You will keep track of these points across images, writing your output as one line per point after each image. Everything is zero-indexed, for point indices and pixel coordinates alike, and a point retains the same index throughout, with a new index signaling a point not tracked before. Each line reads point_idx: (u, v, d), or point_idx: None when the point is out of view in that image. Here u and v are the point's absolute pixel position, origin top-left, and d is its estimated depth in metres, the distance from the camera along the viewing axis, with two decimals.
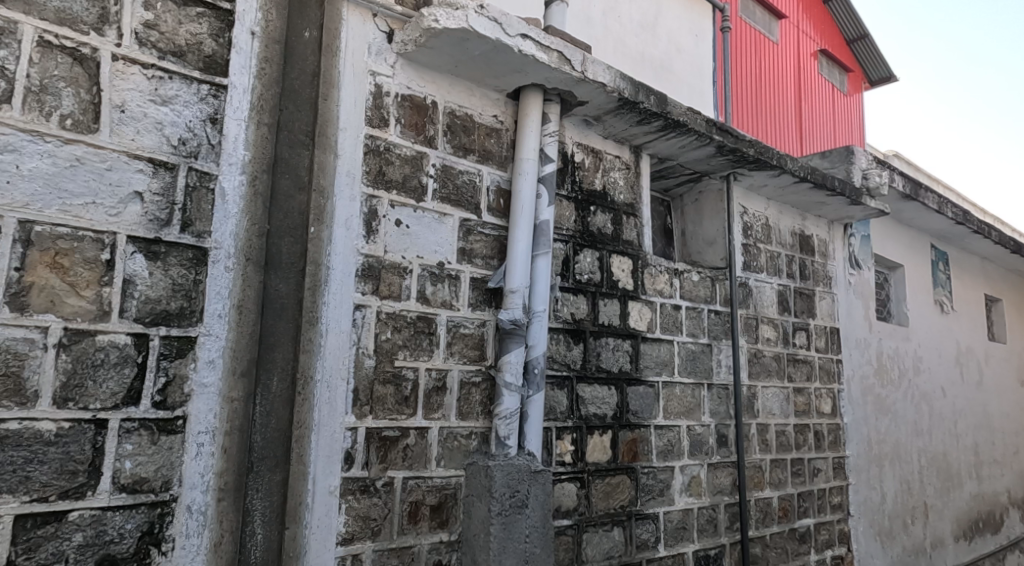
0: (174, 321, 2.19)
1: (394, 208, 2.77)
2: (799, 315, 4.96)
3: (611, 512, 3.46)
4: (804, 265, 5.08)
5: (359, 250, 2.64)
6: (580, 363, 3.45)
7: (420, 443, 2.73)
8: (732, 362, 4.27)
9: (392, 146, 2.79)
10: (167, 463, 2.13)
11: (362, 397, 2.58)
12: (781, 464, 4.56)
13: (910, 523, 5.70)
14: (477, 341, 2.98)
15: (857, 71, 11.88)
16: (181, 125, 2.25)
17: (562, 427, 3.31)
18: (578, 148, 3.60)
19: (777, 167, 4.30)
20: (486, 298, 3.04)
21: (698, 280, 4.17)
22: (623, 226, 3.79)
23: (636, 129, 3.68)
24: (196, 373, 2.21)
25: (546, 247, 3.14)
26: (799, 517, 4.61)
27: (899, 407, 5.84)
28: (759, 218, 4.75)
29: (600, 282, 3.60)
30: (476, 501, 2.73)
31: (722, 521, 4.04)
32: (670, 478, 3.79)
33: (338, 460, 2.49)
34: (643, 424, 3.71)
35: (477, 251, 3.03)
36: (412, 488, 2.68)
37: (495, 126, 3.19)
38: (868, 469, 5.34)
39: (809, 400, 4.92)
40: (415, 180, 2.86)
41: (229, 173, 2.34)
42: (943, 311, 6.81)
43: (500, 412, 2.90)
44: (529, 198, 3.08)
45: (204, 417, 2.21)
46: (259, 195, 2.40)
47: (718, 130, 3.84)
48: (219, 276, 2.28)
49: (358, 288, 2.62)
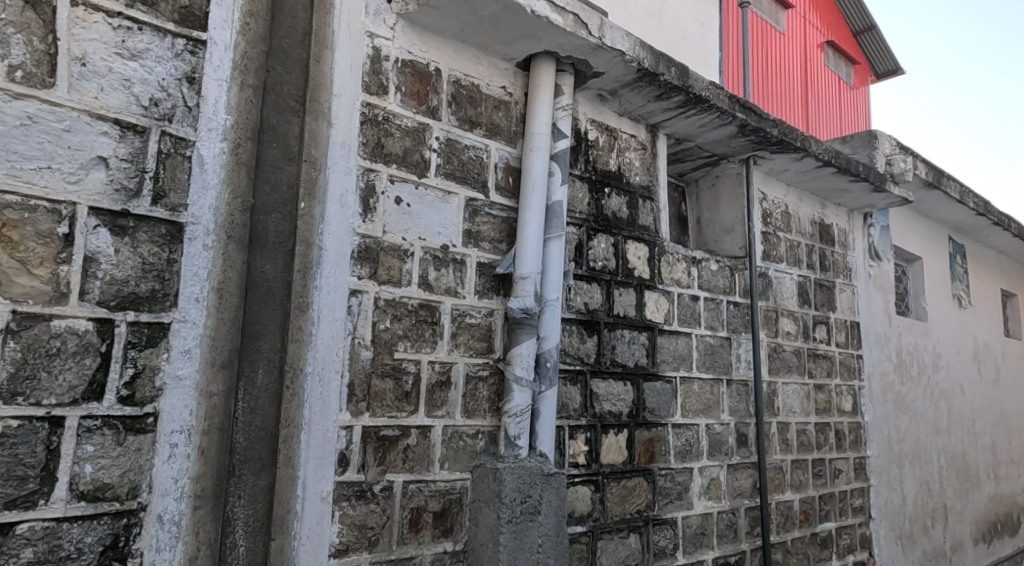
0: (144, 306, 1.92)
1: (394, 184, 2.51)
2: (819, 308, 4.71)
3: (627, 518, 3.20)
4: (823, 256, 4.83)
5: (356, 229, 2.39)
6: (593, 357, 3.19)
7: (423, 443, 2.48)
8: (751, 357, 4.01)
9: (391, 116, 2.54)
10: (134, 468, 1.86)
11: (359, 393, 2.33)
12: (801, 465, 4.31)
13: (931, 526, 5.45)
14: (484, 333, 2.72)
15: (860, 63, 11.57)
16: (152, 84, 1.98)
17: (574, 426, 3.05)
18: (591, 125, 3.34)
19: (800, 150, 4.05)
20: (494, 285, 2.77)
21: (717, 270, 3.92)
22: (639, 211, 3.53)
23: (653, 105, 3.43)
24: (169, 364, 1.94)
25: (559, 230, 2.89)
26: (820, 521, 4.36)
27: (918, 406, 5.59)
28: (778, 205, 4.50)
29: (614, 270, 3.35)
30: (484, 507, 2.51)
31: (742, 526, 3.78)
32: (688, 481, 3.54)
33: (331, 462, 2.23)
34: (660, 423, 3.45)
35: (485, 235, 2.77)
36: (413, 493, 2.43)
37: (503, 99, 2.93)
38: (889, 470, 5.09)
39: (829, 398, 4.66)
40: (416, 154, 2.60)
41: (209, 138, 2.07)
42: (960, 306, 6.55)
43: (510, 409, 2.64)
44: (541, 176, 2.83)
45: (179, 414, 1.93)
46: (243, 165, 2.13)
47: (741, 107, 3.58)
48: (195, 255, 2.01)
49: (354, 272, 2.37)
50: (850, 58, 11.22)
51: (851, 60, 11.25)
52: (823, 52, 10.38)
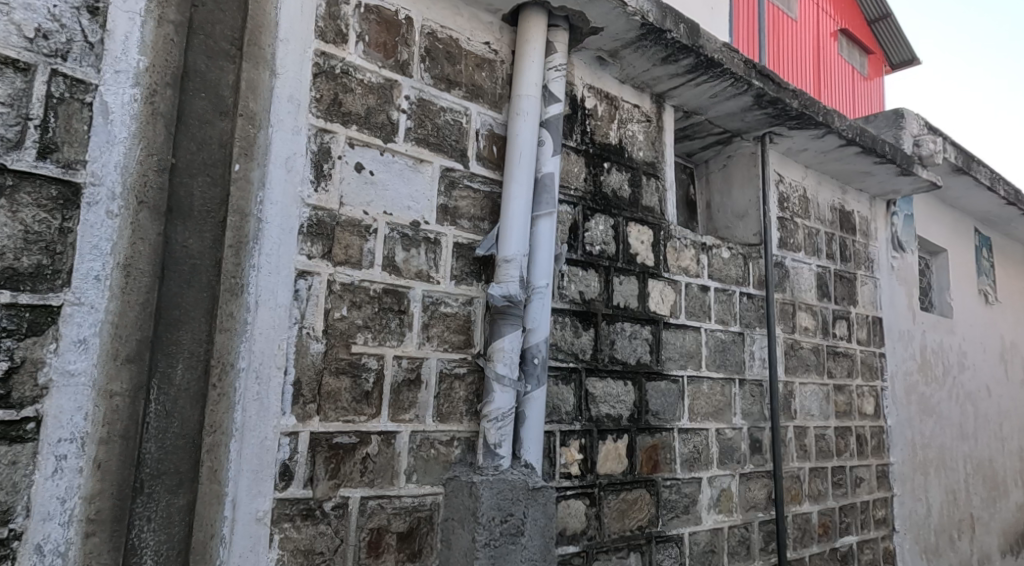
0: (27, 285, 1.57)
1: (354, 148, 2.14)
2: (839, 302, 4.32)
3: (627, 536, 2.82)
4: (844, 245, 4.44)
5: (305, 199, 2.02)
6: (590, 353, 2.82)
7: (385, 452, 2.10)
8: (767, 354, 3.63)
9: (351, 69, 2.17)
10: (7, 486, 1.50)
11: (306, 393, 1.96)
12: (820, 474, 3.92)
13: (958, 539, 5.05)
14: (461, 325, 2.34)
15: (876, 53, 11.15)
16: (39, 11, 1.62)
17: (567, 432, 2.68)
18: (589, 91, 2.97)
19: (822, 126, 3.66)
20: (474, 269, 2.40)
21: (729, 258, 3.53)
22: (643, 190, 3.15)
23: (658, 70, 3.05)
24: (57, 357, 1.58)
25: (550, 207, 2.52)
26: (840, 535, 3.98)
27: (944, 408, 5.18)
28: (795, 188, 4.11)
29: (614, 256, 2.97)
30: (457, 528, 2.14)
31: (756, 542, 3.40)
32: (696, 493, 3.16)
33: (270, 476, 1.87)
34: (665, 428, 3.07)
35: (463, 211, 2.40)
36: (373, 511, 2.06)
37: (487, 56, 2.55)
38: (913, 478, 4.70)
39: (850, 400, 4.27)
40: (381, 115, 2.22)
41: (117, 82, 1.70)
42: (987, 302, 6.13)
43: (489, 413, 2.26)
44: (528, 144, 2.46)
45: (69, 420, 1.58)
46: (160, 116, 1.76)
47: (757, 74, 3.20)
48: (96, 223, 1.65)
49: (302, 250, 2.00)
50: (864, 48, 10.79)
51: (866, 49, 10.81)
52: (837, 41, 9.97)
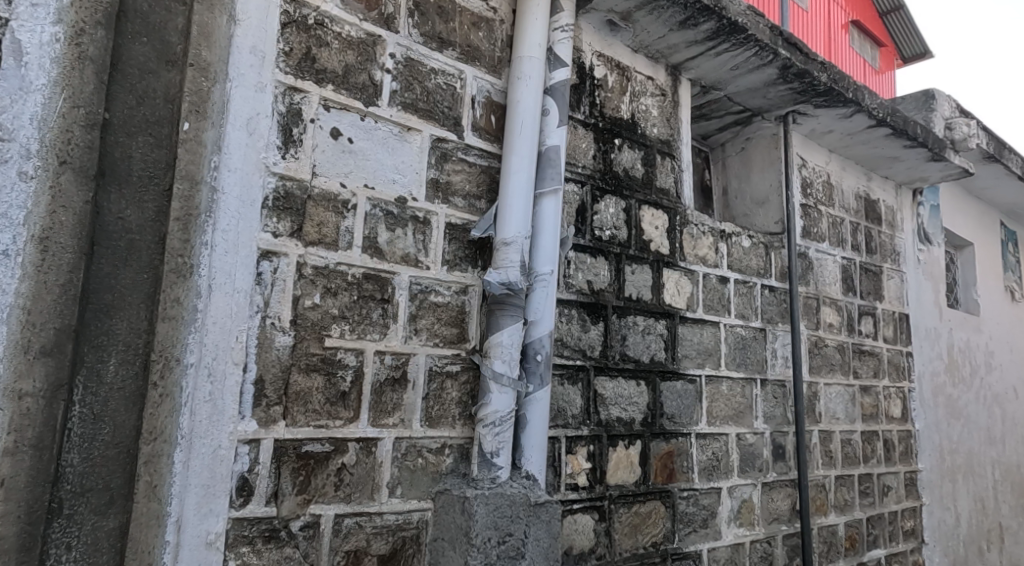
0: None
1: (330, 111, 1.85)
2: (865, 296, 4.02)
3: (639, 553, 2.53)
4: (870, 237, 4.13)
5: (270, 167, 1.73)
6: (599, 350, 2.52)
7: (365, 462, 1.81)
8: (790, 353, 3.33)
9: (327, 20, 1.87)
10: None
11: (271, 394, 1.67)
12: (846, 483, 3.62)
13: (987, 551, 4.74)
14: (454, 316, 2.04)
15: (888, 46, 10.84)
16: None
17: (573, 438, 2.38)
18: (598, 60, 2.67)
19: (851, 103, 3.36)
20: (470, 253, 2.10)
21: (749, 247, 3.24)
22: (656, 170, 2.85)
23: (676, 36, 2.76)
24: None
25: (555, 183, 2.22)
26: (868, 548, 3.68)
27: (972, 411, 4.87)
28: (819, 174, 3.81)
29: (626, 242, 2.67)
30: (448, 549, 1.84)
31: (779, 558, 3.10)
32: (715, 504, 2.86)
33: (225, 492, 1.58)
34: (682, 433, 2.78)
35: (457, 187, 2.09)
36: (351, 532, 1.76)
37: (485, 14, 2.26)
38: (941, 485, 4.39)
39: (876, 402, 3.97)
40: (362, 74, 1.92)
41: (32, 18, 1.46)
42: (1015, 300, 5.82)
43: (485, 417, 1.96)
44: (530, 112, 2.16)
45: None
46: (88, 61, 1.51)
47: (783, 41, 2.90)
48: (6, 188, 1.40)
49: (266, 226, 1.70)
50: (876, 41, 10.47)
51: (878, 41, 10.49)
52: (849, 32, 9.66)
